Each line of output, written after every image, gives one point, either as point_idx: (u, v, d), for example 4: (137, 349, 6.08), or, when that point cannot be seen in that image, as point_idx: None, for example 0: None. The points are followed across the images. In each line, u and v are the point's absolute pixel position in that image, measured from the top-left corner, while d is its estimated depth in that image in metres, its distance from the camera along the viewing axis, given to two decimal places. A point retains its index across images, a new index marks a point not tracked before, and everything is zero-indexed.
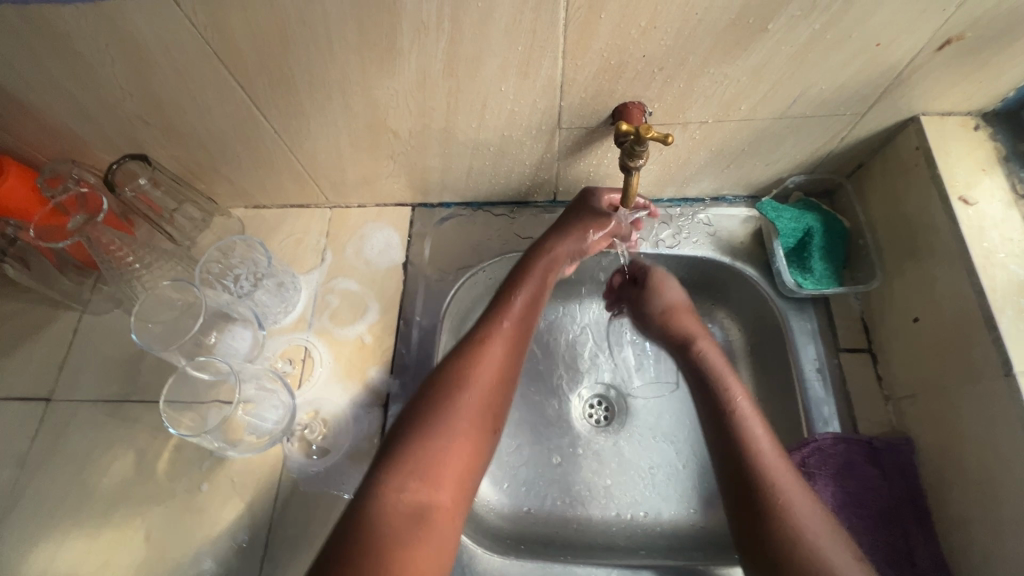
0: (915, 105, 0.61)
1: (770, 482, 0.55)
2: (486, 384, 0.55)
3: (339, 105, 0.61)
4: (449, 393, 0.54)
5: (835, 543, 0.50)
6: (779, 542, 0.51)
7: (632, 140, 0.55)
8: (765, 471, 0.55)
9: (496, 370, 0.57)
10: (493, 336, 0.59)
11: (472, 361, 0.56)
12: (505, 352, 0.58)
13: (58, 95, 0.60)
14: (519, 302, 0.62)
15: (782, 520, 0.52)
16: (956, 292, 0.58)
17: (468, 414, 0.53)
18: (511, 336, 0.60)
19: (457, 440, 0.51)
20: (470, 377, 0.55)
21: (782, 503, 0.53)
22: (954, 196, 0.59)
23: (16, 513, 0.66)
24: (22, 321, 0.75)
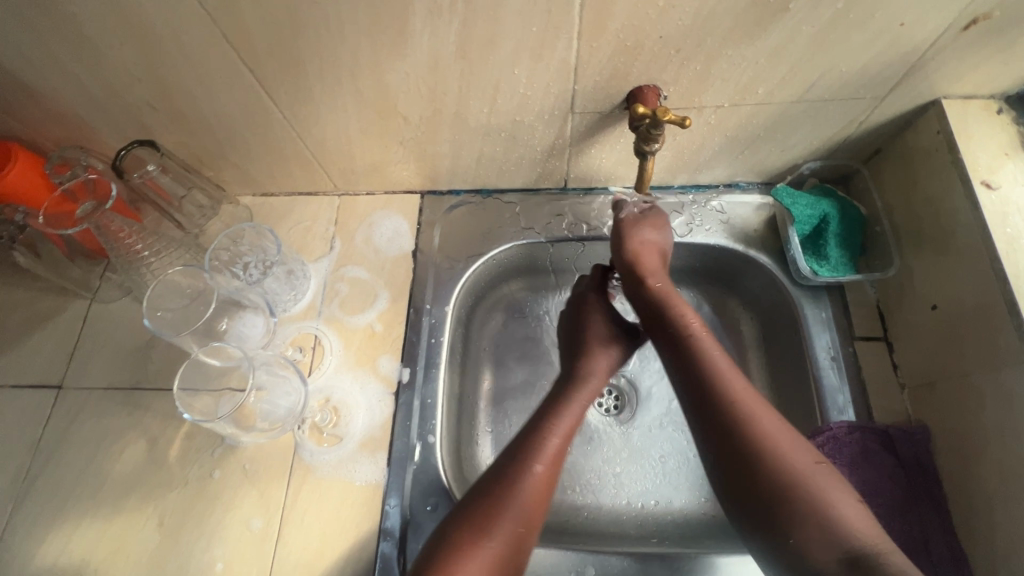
0: (936, 88, 0.59)
1: (745, 426, 0.53)
2: (512, 530, 0.52)
3: (349, 88, 0.60)
4: (469, 536, 0.51)
5: (818, 474, 0.51)
6: (764, 487, 0.51)
7: (648, 123, 0.55)
8: (739, 416, 0.54)
9: (523, 515, 0.53)
10: (523, 479, 0.55)
11: (498, 502, 0.53)
12: (535, 497, 0.55)
13: (65, 80, 0.59)
14: (559, 436, 0.59)
15: (761, 466, 0.51)
16: (977, 278, 0.57)
17: (487, 561, 0.50)
18: (543, 477, 0.56)
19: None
20: (497, 522, 0.52)
21: (763, 448, 0.52)
22: (976, 180, 0.58)
23: (29, 499, 0.66)
24: (32, 309, 0.75)
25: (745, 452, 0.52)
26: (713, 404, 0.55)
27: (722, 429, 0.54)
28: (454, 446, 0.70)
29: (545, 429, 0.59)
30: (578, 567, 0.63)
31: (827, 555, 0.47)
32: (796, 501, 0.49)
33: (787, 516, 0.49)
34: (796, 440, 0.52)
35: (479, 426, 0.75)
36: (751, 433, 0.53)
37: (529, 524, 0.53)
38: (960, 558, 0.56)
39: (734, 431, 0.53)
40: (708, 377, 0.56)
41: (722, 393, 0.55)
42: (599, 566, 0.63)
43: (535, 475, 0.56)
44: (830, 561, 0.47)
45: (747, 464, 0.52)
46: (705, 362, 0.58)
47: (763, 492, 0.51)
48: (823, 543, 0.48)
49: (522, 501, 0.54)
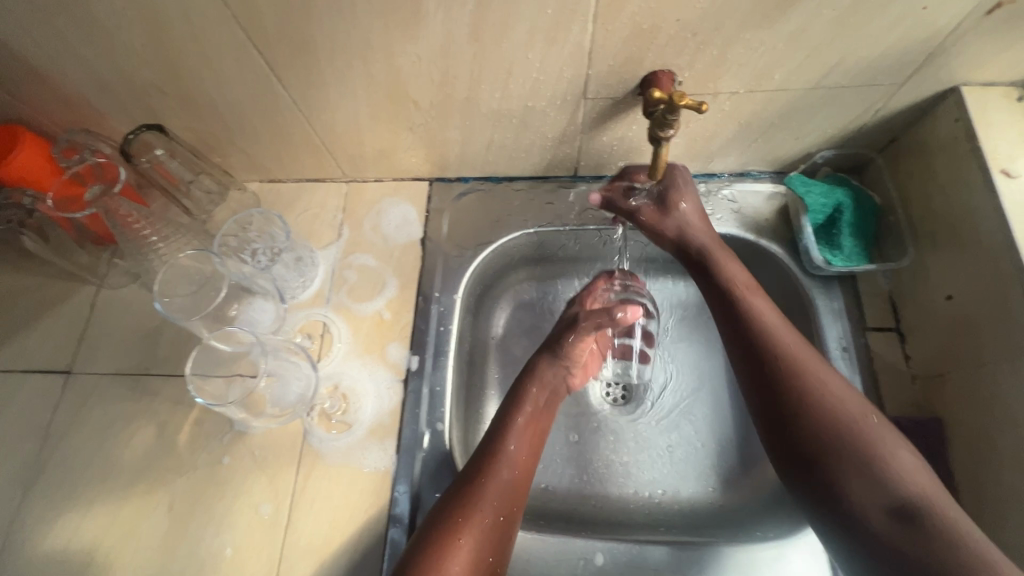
0: (957, 74, 0.58)
1: (802, 377, 0.55)
2: (484, 525, 0.55)
3: (360, 72, 0.59)
4: (442, 537, 0.54)
5: (867, 427, 0.53)
6: (816, 434, 0.53)
7: (664, 108, 0.54)
8: (790, 370, 0.56)
9: (493, 507, 0.57)
10: (488, 476, 0.58)
11: (467, 502, 0.56)
12: (498, 494, 0.58)
13: (73, 62, 0.58)
14: (513, 437, 0.62)
15: (810, 414, 0.54)
16: (995, 269, 0.56)
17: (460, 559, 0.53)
18: (509, 473, 0.60)
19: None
20: (466, 520, 0.55)
21: (817, 400, 0.54)
22: (996, 169, 0.57)
23: (39, 483, 0.66)
24: (39, 294, 0.75)
25: (802, 399, 0.55)
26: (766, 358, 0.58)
27: (775, 382, 0.56)
28: (462, 434, 0.70)
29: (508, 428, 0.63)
30: (585, 555, 0.63)
31: (869, 500, 0.50)
32: (853, 456, 0.52)
33: (838, 463, 0.52)
34: (850, 396, 0.54)
35: (487, 414, 0.75)
36: (806, 384, 0.55)
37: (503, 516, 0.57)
38: None
39: (789, 382, 0.56)
40: (761, 330, 0.59)
41: (779, 348, 0.58)
42: (606, 554, 0.63)
43: (500, 480, 0.59)
44: (875, 506, 0.50)
45: (799, 416, 0.54)
46: (756, 318, 0.60)
47: (815, 440, 0.53)
48: (864, 490, 0.51)
49: (488, 497, 0.57)
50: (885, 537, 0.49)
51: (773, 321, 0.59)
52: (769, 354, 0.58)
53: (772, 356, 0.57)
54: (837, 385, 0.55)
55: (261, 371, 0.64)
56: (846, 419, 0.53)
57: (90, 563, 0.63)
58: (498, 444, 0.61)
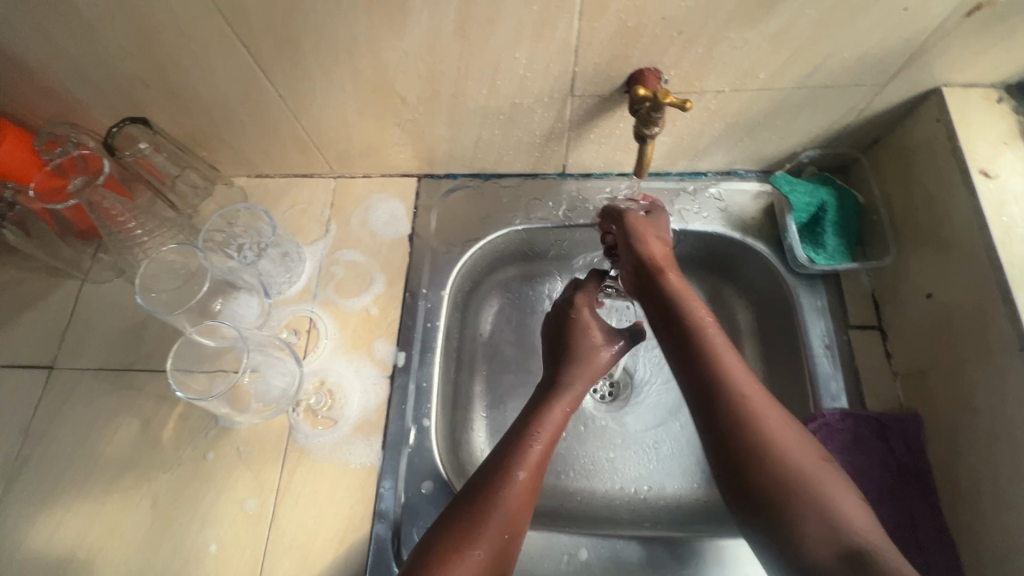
0: (938, 75, 0.59)
1: (749, 420, 0.51)
2: (497, 537, 0.51)
3: (346, 67, 0.59)
4: (453, 544, 0.50)
5: (821, 472, 0.49)
6: (768, 478, 0.49)
7: (648, 106, 0.54)
8: (742, 411, 0.52)
9: (508, 520, 0.52)
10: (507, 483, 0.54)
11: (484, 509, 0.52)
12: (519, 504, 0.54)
13: (54, 53, 0.58)
14: (539, 444, 0.58)
15: (762, 459, 0.50)
16: (974, 268, 0.57)
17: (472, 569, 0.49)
18: (527, 485, 0.55)
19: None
20: (483, 528, 0.51)
21: (769, 443, 0.50)
22: (975, 169, 0.58)
23: (20, 480, 0.66)
24: (22, 288, 0.74)
25: (752, 445, 0.50)
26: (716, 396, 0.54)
27: (723, 420, 0.52)
28: (449, 430, 0.71)
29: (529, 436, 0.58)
30: (569, 551, 0.63)
31: (825, 550, 0.45)
32: (792, 497, 0.48)
33: (791, 510, 0.47)
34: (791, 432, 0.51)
35: (475, 409, 0.75)
36: (747, 428, 0.51)
37: (512, 531, 0.52)
38: (946, 542, 0.56)
39: (741, 425, 0.51)
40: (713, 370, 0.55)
41: (730, 387, 0.53)
42: (591, 549, 0.63)
43: (517, 486, 0.54)
44: (829, 557, 0.44)
45: (751, 457, 0.50)
46: (706, 352, 0.56)
47: (767, 483, 0.49)
48: (820, 539, 0.46)
49: (507, 508, 0.53)
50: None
51: (726, 358, 0.55)
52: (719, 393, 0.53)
53: (721, 395, 0.53)
54: (786, 430, 0.51)
55: (244, 366, 0.64)
56: (804, 466, 0.49)
57: (71, 560, 0.63)
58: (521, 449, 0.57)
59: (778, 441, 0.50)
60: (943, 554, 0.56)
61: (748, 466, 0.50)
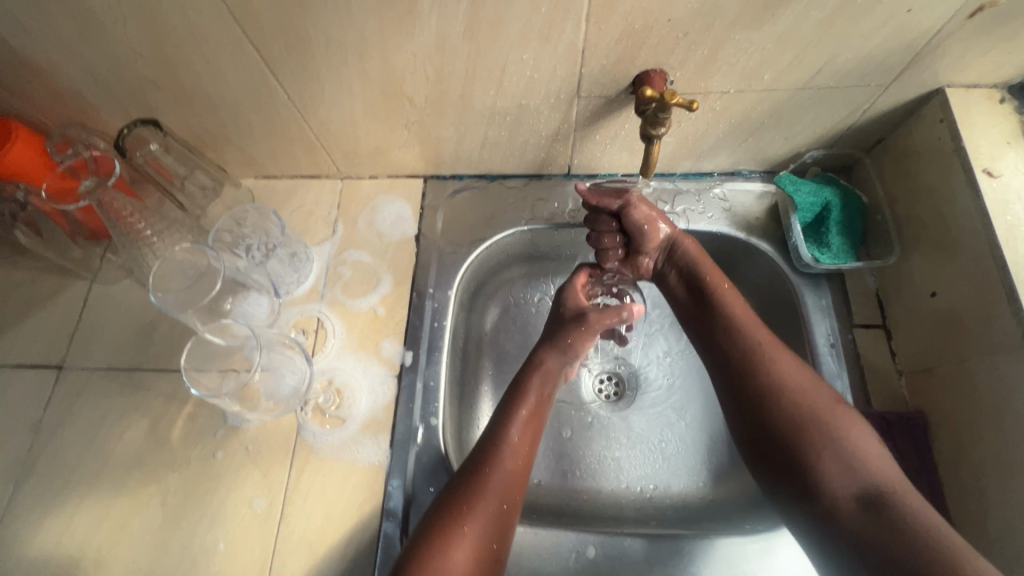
0: (941, 76, 0.59)
1: (767, 374, 0.58)
2: (489, 512, 0.55)
3: (355, 69, 0.60)
4: (443, 526, 0.53)
5: (838, 416, 0.55)
6: (786, 425, 0.55)
7: (655, 107, 0.55)
8: (760, 366, 0.59)
9: (496, 496, 0.56)
10: (492, 464, 0.58)
11: (472, 490, 0.56)
12: (502, 481, 0.57)
13: (67, 55, 0.58)
14: (519, 423, 0.61)
15: (779, 408, 0.56)
16: (978, 266, 0.57)
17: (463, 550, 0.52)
18: (512, 463, 0.59)
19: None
20: (473, 508, 0.54)
21: (788, 396, 0.56)
22: (978, 169, 0.58)
23: (30, 479, 0.66)
24: (30, 289, 0.75)
25: (772, 394, 0.57)
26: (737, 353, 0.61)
27: (747, 375, 0.59)
28: (456, 429, 0.71)
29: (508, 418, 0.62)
30: (577, 549, 0.63)
31: (844, 490, 0.51)
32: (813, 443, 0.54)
33: (812, 454, 0.53)
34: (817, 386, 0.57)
35: (481, 408, 0.76)
36: (770, 381, 0.58)
37: (503, 505, 0.56)
38: None
39: (761, 379, 0.58)
40: (734, 330, 0.62)
41: (750, 346, 0.60)
42: (598, 548, 0.63)
43: (504, 463, 0.58)
44: (847, 497, 0.51)
45: (770, 409, 0.57)
46: (727, 317, 0.63)
47: (787, 433, 0.55)
48: (840, 479, 0.52)
49: (494, 487, 0.56)
50: (857, 528, 0.49)
51: (743, 319, 0.62)
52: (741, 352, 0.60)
53: (743, 353, 0.60)
54: (802, 379, 0.57)
55: (255, 364, 0.64)
56: (817, 409, 0.55)
57: (81, 559, 0.63)
58: (502, 430, 0.60)
59: (803, 397, 0.56)
60: None
61: (768, 415, 0.57)
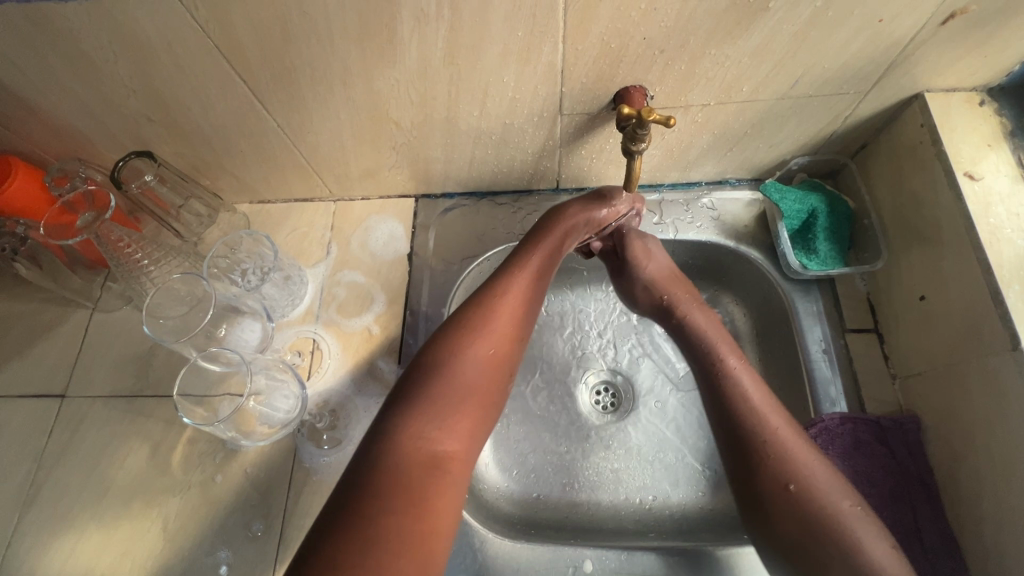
0: (919, 81, 0.60)
1: (779, 479, 0.52)
2: (489, 344, 0.55)
3: (340, 96, 0.61)
4: (452, 346, 0.54)
5: (854, 524, 0.49)
6: (798, 523, 0.50)
7: (634, 123, 0.56)
8: (773, 462, 0.53)
9: (501, 332, 0.56)
10: (495, 301, 0.57)
11: (480, 320, 0.56)
12: (507, 319, 0.57)
13: (62, 93, 0.60)
14: (527, 273, 0.61)
15: (795, 513, 0.50)
16: (963, 270, 0.57)
17: (475, 366, 0.53)
18: (515, 297, 0.58)
19: (462, 386, 0.52)
20: (474, 340, 0.54)
21: (804, 498, 0.51)
22: (960, 172, 0.58)
23: (35, 508, 0.67)
24: (33, 319, 0.76)
25: (783, 485, 0.52)
26: (748, 442, 0.55)
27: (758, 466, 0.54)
28: None
29: (515, 268, 0.61)
30: (574, 564, 0.63)
31: None
32: (825, 540, 0.49)
33: (826, 562, 0.48)
34: (833, 478, 0.52)
35: None
36: (783, 469, 0.52)
37: (505, 347, 0.56)
38: (950, 546, 0.56)
39: (772, 470, 0.53)
40: (744, 417, 0.56)
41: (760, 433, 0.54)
42: (595, 561, 0.63)
43: (508, 298, 0.58)
44: None
45: (778, 510, 0.51)
46: (739, 397, 0.57)
47: (796, 528, 0.50)
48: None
49: (498, 326, 0.56)
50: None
51: (758, 402, 0.57)
52: (755, 444, 0.54)
53: (755, 443, 0.54)
54: (815, 481, 0.51)
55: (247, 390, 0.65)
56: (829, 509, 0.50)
57: None
58: (508, 274, 0.60)
59: (815, 487, 0.51)
60: (948, 556, 0.56)
61: (777, 517, 0.51)
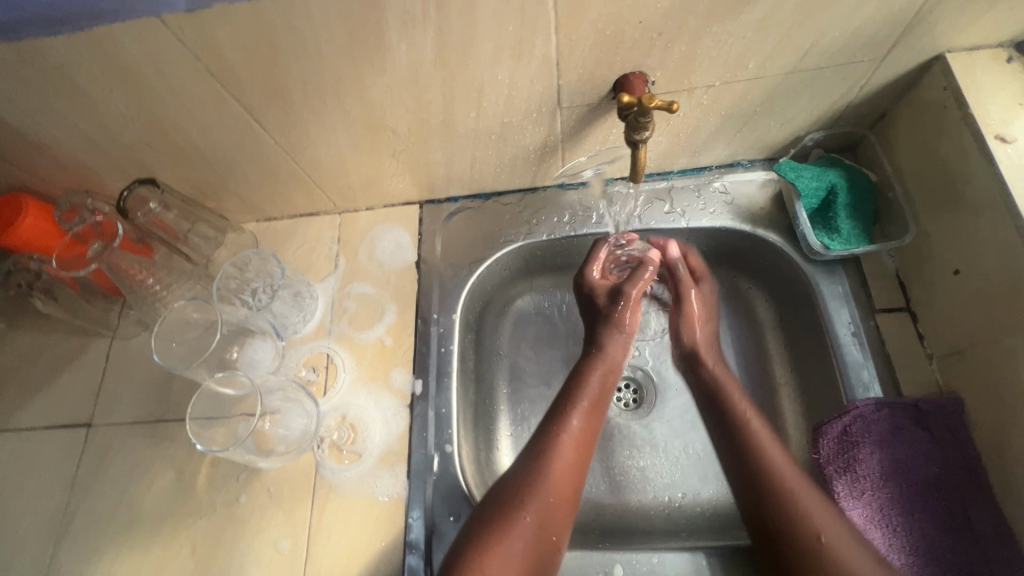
0: (939, 42, 0.56)
1: (809, 531, 0.53)
2: (544, 502, 0.56)
3: (335, 108, 0.60)
4: (505, 514, 0.55)
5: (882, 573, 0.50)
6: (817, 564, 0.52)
7: (635, 111, 0.53)
8: (800, 518, 0.54)
9: (558, 489, 0.57)
10: (551, 457, 0.59)
11: (531, 481, 0.57)
12: (565, 472, 0.59)
13: (62, 127, 0.60)
14: (579, 414, 0.62)
15: (829, 568, 0.51)
16: (1001, 240, 0.53)
17: (531, 532, 0.54)
18: (572, 449, 0.60)
19: (507, 563, 0.52)
20: (532, 498, 0.56)
21: (821, 548, 0.52)
22: (990, 135, 0.55)
23: (69, 537, 0.68)
24: (55, 351, 0.78)
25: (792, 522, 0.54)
26: (774, 504, 0.56)
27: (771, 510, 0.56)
28: (473, 453, 0.71)
29: (566, 410, 0.63)
30: (604, 569, 0.61)
31: None
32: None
33: None
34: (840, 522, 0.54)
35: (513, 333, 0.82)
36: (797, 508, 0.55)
37: (563, 500, 0.57)
38: (1005, 535, 0.53)
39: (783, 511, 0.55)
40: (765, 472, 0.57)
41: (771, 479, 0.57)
42: (625, 566, 0.61)
43: (562, 447, 0.60)
44: None
45: (809, 562, 0.52)
46: (759, 454, 0.59)
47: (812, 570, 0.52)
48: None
49: (553, 480, 0.57)
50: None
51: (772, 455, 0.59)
52: (772, 485, 0.56)
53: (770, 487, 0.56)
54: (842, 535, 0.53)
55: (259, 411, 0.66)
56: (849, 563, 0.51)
57: None
58: (562, 420, 0.62)
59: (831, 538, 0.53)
60: (1002, 546, 0.53)
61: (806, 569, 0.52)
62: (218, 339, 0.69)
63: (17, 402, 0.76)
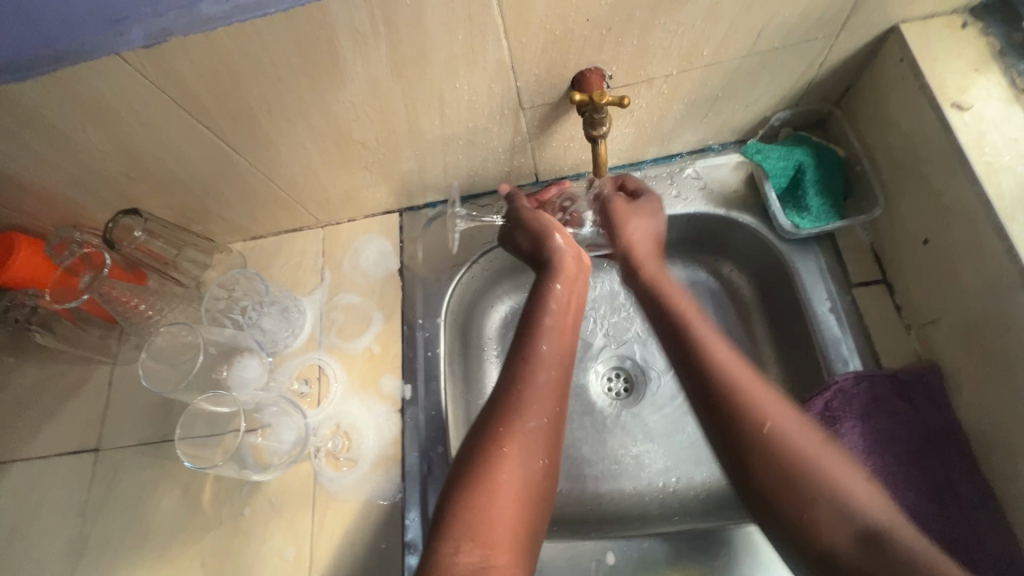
0: (892, 14, 0.56)
1: (754, 420, 0.51)
2: (525, 430, 0.55)
3: (303, 126, 0.62)
4: (487, 448, 0.53)
5: (824, 453, 0.49)
6: (772, 460, 0.49)
7: (590, 110, 0.58)
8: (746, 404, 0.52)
9: (543, 411, 0.57)
10: (526, 384, 0.58)
11: (511, 409, 0.56)
12: (542, 393, 0.58)
13: (43, 165, 0.62)
14: (547, 339, 0.61)
15: (771, 453, 0.50)
16: (963, 206, 0.54)
17: (519, 463, 0.53)
18: (548, 373, 0.59)
19: (498, 496, 0.51)
20: (510, 427, 0.55)
21: (776, 443, 0.50)
22: (947, 103, 0.55)
23: (85, 558, 0.71)
24: (59, 382, 0.80)
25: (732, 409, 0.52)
26: (718, 388, 0.54)
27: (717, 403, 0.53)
28: None
29: (535, 338, 0.62)
30: (597, 558, 0.62)
31: (840, 533, 0.46)
32: (802, 475, 0.48)
33: (797, 490, 0.48)
34: (786, 410, 0.52)
35: (489, 322, 0.83)
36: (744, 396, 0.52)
37: (547, 421, 0.56)
38: (986, 497, 0.53)
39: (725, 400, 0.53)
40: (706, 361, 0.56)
41: (713, 365, 0.55)
42: (618, 553, 0.62)
43: (538, 374, 0.59)
44: (848, 541, 0.45)
45: (753, 448, 0.50)
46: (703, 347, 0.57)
47: (773, 468, 0.49)
48: (837, 528, 0.46)
49: (529, 405, 0.56)
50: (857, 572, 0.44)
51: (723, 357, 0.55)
52: (715, 377, 0.54)
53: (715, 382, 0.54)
54: (784, 416, 0.51)
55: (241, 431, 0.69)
56: (800, 451, 0.49)
57: None
58: (531, 348, 0.60)
59: (777, 423, 0.51)
60: (983, 508, 0.53)
61: (753, 456, 0.50)
62: (202, 359, 0.69)
63: (28, 432, 0.79)
